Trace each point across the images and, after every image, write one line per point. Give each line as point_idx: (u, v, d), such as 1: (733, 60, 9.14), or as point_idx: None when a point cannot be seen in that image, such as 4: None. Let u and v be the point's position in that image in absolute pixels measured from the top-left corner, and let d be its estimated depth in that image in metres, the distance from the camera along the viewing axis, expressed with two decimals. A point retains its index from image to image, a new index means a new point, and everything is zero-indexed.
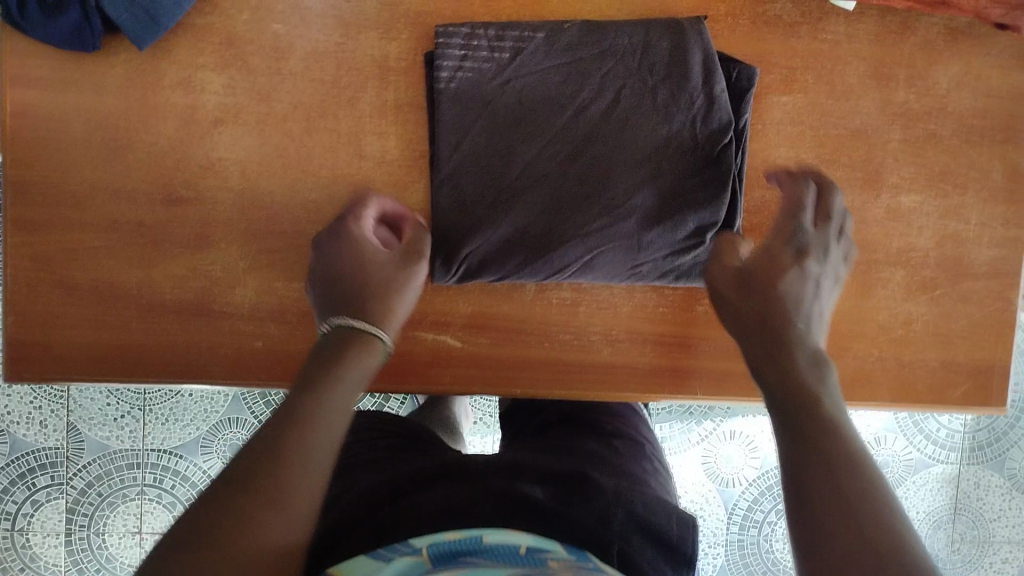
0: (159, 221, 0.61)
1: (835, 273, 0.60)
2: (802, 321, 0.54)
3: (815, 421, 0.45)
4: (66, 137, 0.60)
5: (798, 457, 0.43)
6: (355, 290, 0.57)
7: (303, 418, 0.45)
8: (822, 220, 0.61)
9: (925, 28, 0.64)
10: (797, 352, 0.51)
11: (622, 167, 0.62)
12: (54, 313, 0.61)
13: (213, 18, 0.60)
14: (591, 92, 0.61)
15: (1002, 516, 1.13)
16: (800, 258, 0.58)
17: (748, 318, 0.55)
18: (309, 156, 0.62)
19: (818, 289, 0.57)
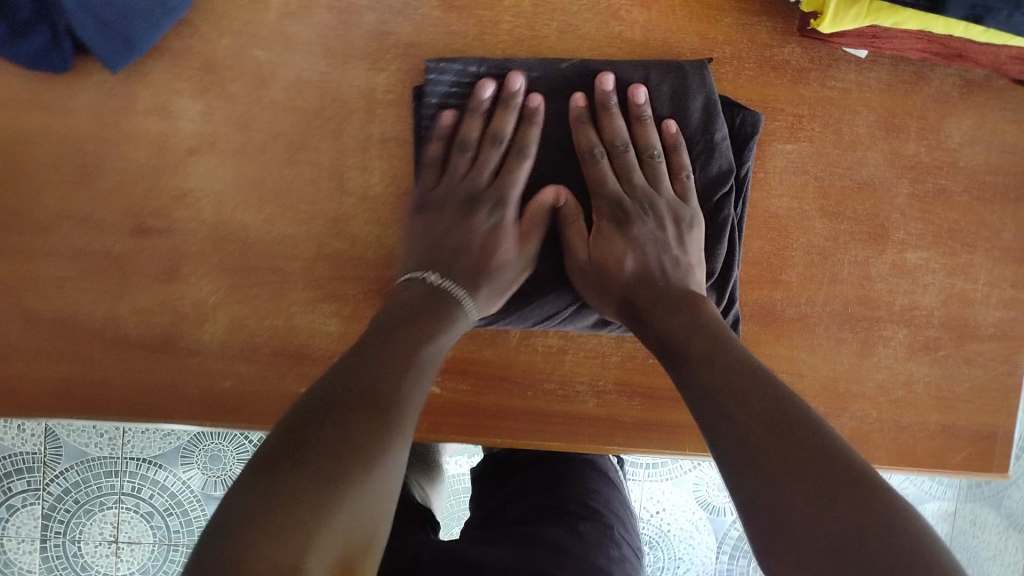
0: (127, 252, 0.58)
1: (677, 209, 0.59)
2: (672, 286, 0.56)
3: (720, 394, 0.44)
4: (33, 161, 0.57)
5: (736, 439, 0.42)
6: (467, 257, 0.57)
7: (402, 386, 0.45)
8: (629, 173, 0.59)
9: (941, 78, 0.61)
10: (685, 321, 0.52)
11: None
12: (15, 343, 0.58)
13: (193, 42, 0.57)
14: None
15: (999, 555, 1.00)
16: (643, 228, 0.58)
17: (630, 306, 0.55)
18: (288, 190, 0.59)
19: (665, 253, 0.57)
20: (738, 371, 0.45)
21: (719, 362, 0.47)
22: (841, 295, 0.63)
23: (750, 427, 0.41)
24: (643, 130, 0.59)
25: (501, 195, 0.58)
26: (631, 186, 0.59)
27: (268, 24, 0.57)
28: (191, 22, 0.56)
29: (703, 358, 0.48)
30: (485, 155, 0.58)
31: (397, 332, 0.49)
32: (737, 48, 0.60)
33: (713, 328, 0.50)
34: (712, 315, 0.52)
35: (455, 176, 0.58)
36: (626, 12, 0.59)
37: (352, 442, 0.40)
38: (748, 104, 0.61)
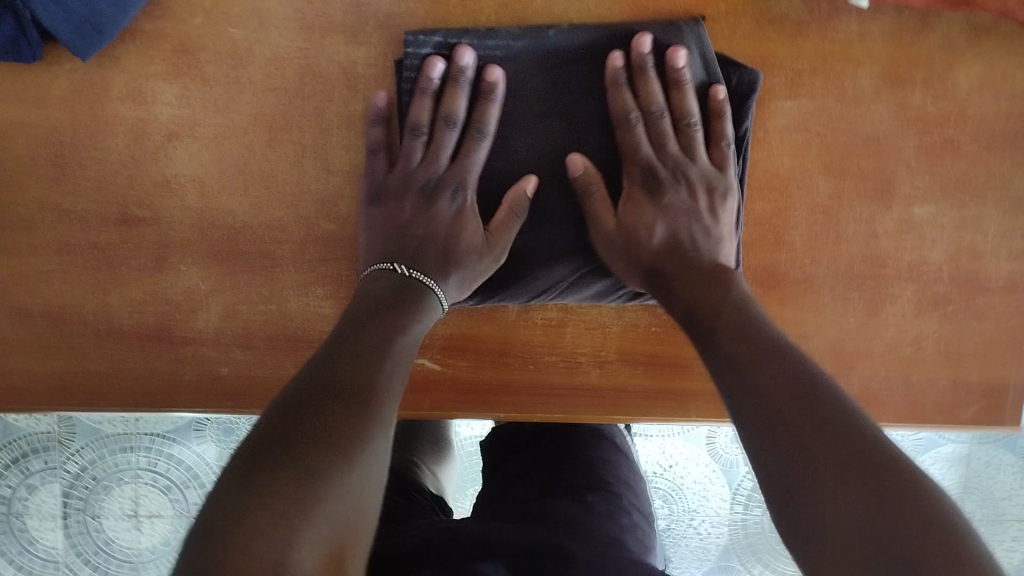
0: (114, 243, 0.57)
1: (712, 178, 0.56)
2: (700, 258, 0.54)
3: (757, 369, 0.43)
4: (10, 154, 0.56)
5: (764, 417, 0.40)
6: (436, 245, 0.55)
7: (376, 371, 0.45)
8: (664, 138, 0.57)
9: (947, 25, 0.58)
10: (713, 293, 0.50)
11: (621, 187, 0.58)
12: (13, 340, 0.58)
13: (164, 24, 0.55)
14: (578, 104, 0.57)
15: (1012, 494, 1.00)
16: (678, 196, 0.56)
17: (658, 276, 0.54)
18: (273, 172, 0.57)
19: (693, 224, 0.56)
20: (764, 347, 0.44)
21: (755, 338, 0.46)
22: (846, 254, 0.62)
23: (780, 406, 0.40)
24: (683, 97, 0.56)
25: (461, 180, 0.56)
26: (668, 152, 0.57)
27: (240, 1, 0.55)
28: (161, 1, 0.54)
29: (731, 333, 0.47)
30: (441, 137, 0.56)
31: (373, 322, 0.49)
32: (733, 1, 0.57)
33: (735, 304, 0.49)
34: (739, 288, 0.51)
35: (410, 164, 0.56)
36: None
37: (328, 446, 0.38)
38: (745, 61, 0.58)
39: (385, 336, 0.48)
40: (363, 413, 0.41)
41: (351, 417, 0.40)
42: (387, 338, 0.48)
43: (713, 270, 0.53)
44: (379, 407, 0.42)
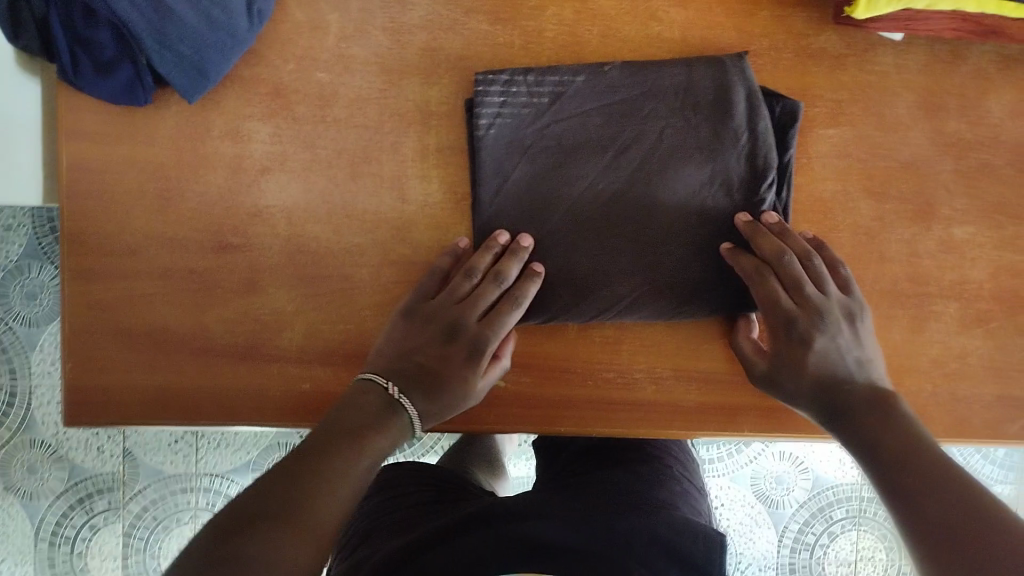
0: (209, 268, 0.62)
1: (848, 305, 0.61)
2: (857, 388, 0.58)
3: (909, 472, 0.49)
4: (120, 188, 0.62)
5: (915, 502, 0.47)
6: (430, 376, 0.59)
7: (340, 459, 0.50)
8: (800, 285, 0.60)
9: (978, 55, 0.63)
10: (895, 418, 0.54)
11: (667, 201, 0.61)
12: (110, 359, 0.63)
13: (260, 69, 0.61)
14: (633, 134, 0.61)
15: None
16: (822, 338, 0.60)
17: (824, 406, 0.58)
18: (354, 201, 0.62)
19: (850, 352, 0.60)
20: (908, 449, 0.51)
21: (930, 456, 0.50)
22: (891, 274, 0.64)
23: (916, 484, 0.48)
24: (802, 251, 0.61)
25: (483, 336, 0.60)
26: (812, 300, 0.60)
27: (328, 49, 0.61)
28: (257, 50, 0.61)
29: (911, 452, 0.50)
30: (484, 288, 0.60)
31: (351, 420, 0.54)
32: (775, 39, 0.62)
33: (903, 426, 0.53)
34: (905, 410, 0.55)
35: (448, 297, 0.61)
36: (664, 12, 0.62)
37: (274, 550, 0.41)
38: (788, 93, 0.63)
39: (349, 437, 0.52)
40: (309, 507, 0.45)
41: (296, 506, 0.44)
42: (351, 441, 0.51)
43: (873, 396, 0.57)
44: (319, 502, 0.46)
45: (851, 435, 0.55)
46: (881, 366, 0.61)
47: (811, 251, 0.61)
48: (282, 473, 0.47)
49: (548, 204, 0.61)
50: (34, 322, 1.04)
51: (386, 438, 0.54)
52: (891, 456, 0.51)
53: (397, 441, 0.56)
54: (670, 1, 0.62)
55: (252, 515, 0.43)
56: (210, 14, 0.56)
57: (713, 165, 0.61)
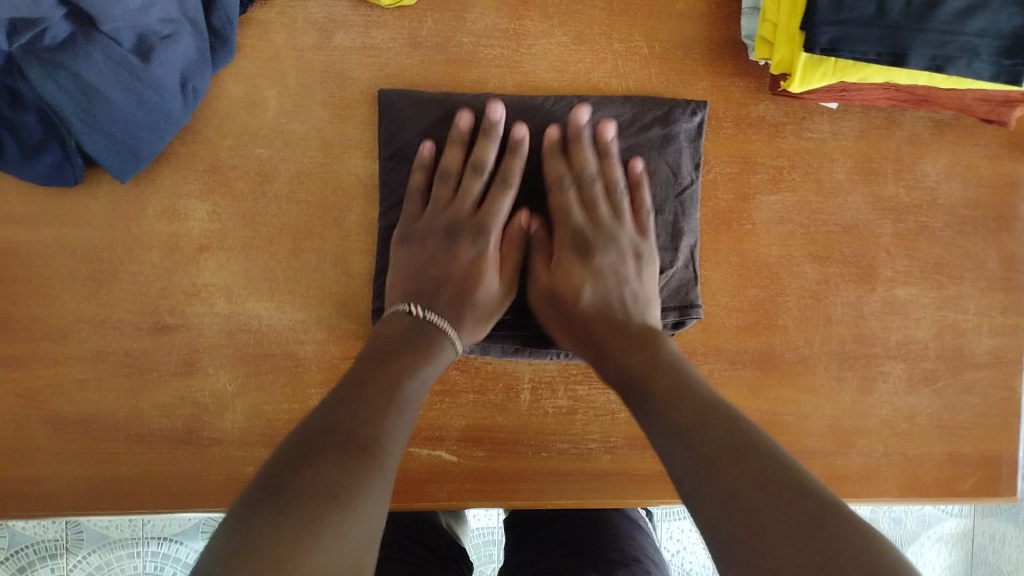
0: (146, 349, 0.60)
1: (638, 244, 0.58)
2: (630, 319, 0.54)
3: (689, 422, 0.44)
4: (49, 272, 0.59)
5: (685, 463, 0.43)
6: (449, 287, 0.56)
7: (373, 426, 0.44)
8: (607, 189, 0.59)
9: (911, 121, 0.64)
10: (682, 373, 0.49)
11: (543, 127, 0.61)
12: (41, 449, 0.60)
13: (197, 146, 0.60)
14: None
15: None
16: (598, 260, 0.57)
17: (588, 337, 0.54)
18: (297, 277, 0.61)
19: (623, 267, 0.57)
20: (711, 447, 0.42)
21: (704, 405, 0.45)
22: (837, 335, 0.65)
23: (722, 484, 0.40)
24: (604, 167, 0.59)
25: (478, 221, 0.58)
26: (596, 216, 0.58)
27: (268, 125, 0.60)
28: (193, 127, 0.60)
29: (669, 400, 0.46)
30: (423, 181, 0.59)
31: (374, 378, 0.48)
32: (713, 109, 0.63)
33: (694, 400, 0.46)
34: (672, 349, 0.51)
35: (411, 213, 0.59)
36: (605, 83, 0.63)
37: (315, 524, 0.37)
38: (730, 161, 0.63)
39: (377, 411, 0.45)
40: (347, 498, 0.39)
41: (336, 495, 0.39)
42: (382, 403, 0.46)
43: (635, 347, 0.52)
44: (363, 475, 0.40)
45: (652, 430, 0.46)
46: (655, 310, 0.57)
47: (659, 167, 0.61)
48: (310, 455, 0.41)
49: None
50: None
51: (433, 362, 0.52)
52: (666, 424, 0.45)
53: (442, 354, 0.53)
54: (609, 72, 0.62)
55: (271, 495, 0.38)
56: (141, 94, 0.54)
57: None
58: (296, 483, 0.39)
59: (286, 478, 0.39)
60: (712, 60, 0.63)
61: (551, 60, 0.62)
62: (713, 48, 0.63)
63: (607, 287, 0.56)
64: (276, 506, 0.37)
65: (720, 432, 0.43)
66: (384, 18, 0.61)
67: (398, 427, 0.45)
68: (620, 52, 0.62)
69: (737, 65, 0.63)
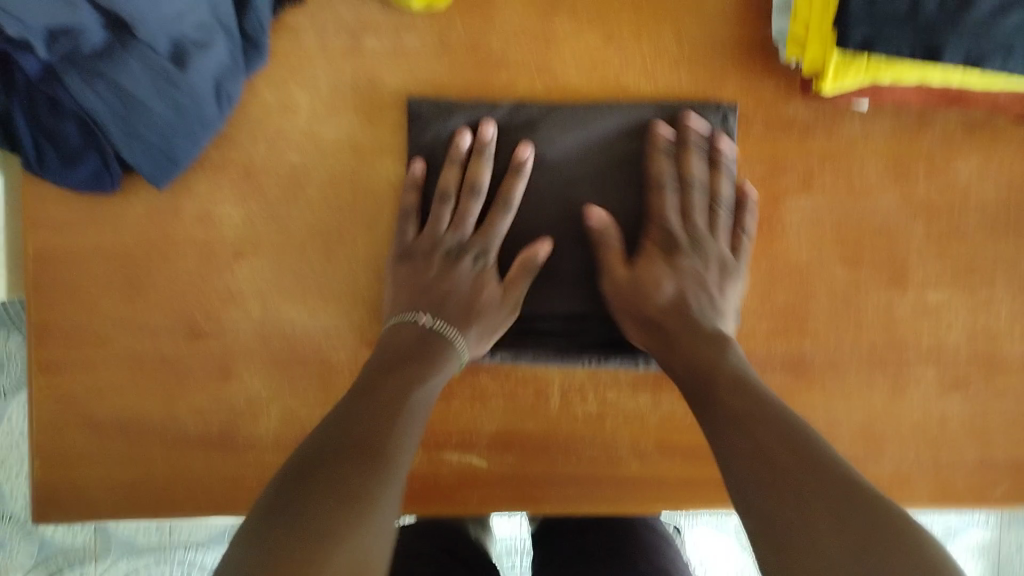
0: (181, 354, 0.61)
1: (725, 258, 0.62)
2: (701, 320, 0.58)
3: (759, 437, 0.47)
4: (87, 278, 0.60)
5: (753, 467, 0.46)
6: (454, 303, 0.61)
7: (380, 437, 0.48)
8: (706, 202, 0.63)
9: (943, 122, 0.64)
10: (745, 382, 0.52)
11: (574, 134, 0.62)
12: (78, 453, 0.61)
13: (231, 152, 0.61)
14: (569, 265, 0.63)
15: None
16: (681, 265, 0.62)
17: (658, 330, 0.59)
18: (329, 282, 0.62)
19: (705, 271, 0.61)
20: (777, 460, 0.45)
21: (770, 416, 0.48)
22: (868, 338, 0.65)
23: (793, 500, 0.43)
24: (712, 175, 0.62)
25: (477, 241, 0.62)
26: (691, 224, 0.63)
27: (301, 131, 0.61)
28: (227, 134, 0.61)
29: (746, 410, 0.49)
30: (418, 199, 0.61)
31: (383, 388, 0.53)
32: (743, 111, 0.63)
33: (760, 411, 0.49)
34: (738, 356, 0.55)
35: (406, 232, 0.61)
36: (634, 87, 0.63)
37: (324, 534, 0.42)
38: (760, 163, 0.64)
39: (384, 425, 0.49)
40: (353, 508, 0.43)
41: (344, 507, 0.43)
42: (391, 416, 0.50)
43: (710, 344, 0.56)
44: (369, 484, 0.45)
45: (717, 429, 0.50)
46: (729, 325, 0.60)
47: (751, 190, 0.62)
48: (321, 469, 0.45)
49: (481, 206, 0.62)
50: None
51: (433, 373, 0.56)
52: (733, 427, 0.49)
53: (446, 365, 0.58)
54: (638, 75, 0.63)
55: (280, 512, 0.43)
56: (177, 101, 0.55)
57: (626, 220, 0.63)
58: (307, 497, 0.43)
59: (296, 491, 0.44)
60: (742, 61, 0.63)
61: (580, 64, 0.62)
62: (742, 51, 0.63)
63: (685, 284, 0.61)
64: (284, 524, 0.42)
65: (796, 448, 0.46)
66: (415, 23, 0.61)
67: (403, 435, 0.50)
68: (649, 55, 0.62)
69: (767, 66, 0.63)
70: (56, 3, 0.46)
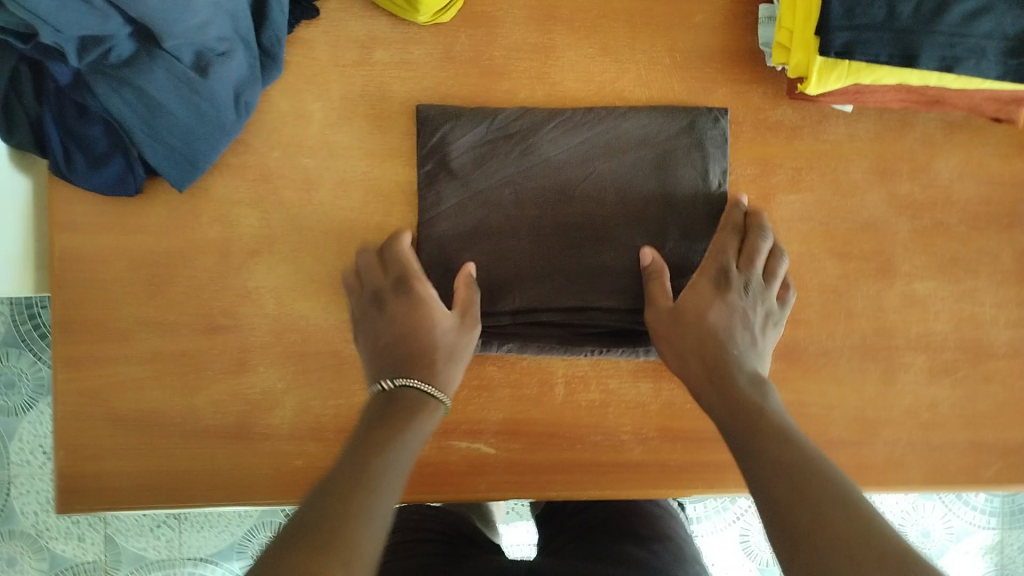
0: (200, 349, 0.64)
1: (770, 311, 0.62)
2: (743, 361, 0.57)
3: (815, 480, 0.45)
4: (112, 278, 0.63)
5: (798, 514, 0.43)
6: (405, 345, 0.59)
7: (349, 497, 0.44)
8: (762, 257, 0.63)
9: (924, 123, 0.67)
10: (796, 436, 0.49)
11: (577, 137, 0.65)
12: (102, 445, 0.63)
13: (248, 157, 0.64)
14: (574, 264, 0.65)
15: None
16: (728, 301, 0.60)
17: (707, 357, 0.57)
18: (342, 279, 0.65)
19: (756, 312, 0.61)
20: (826, 506, 0.43)
21: (823, 468, 0.45)
22: (858, 328, 0.67)
23: (834, 547, 0.40)
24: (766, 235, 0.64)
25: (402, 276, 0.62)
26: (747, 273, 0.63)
27: (314, 136, 0.64)
28: (245, 139, 0.64)
29: (800, 451, 0.47)
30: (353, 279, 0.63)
31: (354, 452, 0.49)
32: (733, 114, 0.67)
33: (814, 457, 0.46)
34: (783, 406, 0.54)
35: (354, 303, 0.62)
36: (629, 92, 0.66)
37: None
38: (752, 163, 0.67)
39: (353, 487, 0.45)
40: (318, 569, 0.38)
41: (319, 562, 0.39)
42: (362, 479, 0.46)
43: (759, 386, 0.54)
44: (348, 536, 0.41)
45: (762, 470, 0.48)
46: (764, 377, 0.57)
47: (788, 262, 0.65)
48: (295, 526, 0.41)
49: (488, 207, 0.64)
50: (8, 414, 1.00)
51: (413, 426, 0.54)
52: (791, 468, 0.46)
53: (422, 416, 0.55)
54: (634, 81, 0.66)
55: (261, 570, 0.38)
56: (199, 105, 0.58)
57: (629, 219, 0.65)
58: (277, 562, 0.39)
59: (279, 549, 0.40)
60: (730, 68, 0.66)
61: (577, 71, 0.66)
62: (731, 58, 0.66)
63: (731, 321, 0.60)
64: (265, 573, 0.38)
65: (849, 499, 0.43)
66: (421, 34, 0.65)
67: (376, 494, 0.46)
68: (642, 63, 0.66)
69: (755, 72, 0.66)
70: (87, 13, 0.49)
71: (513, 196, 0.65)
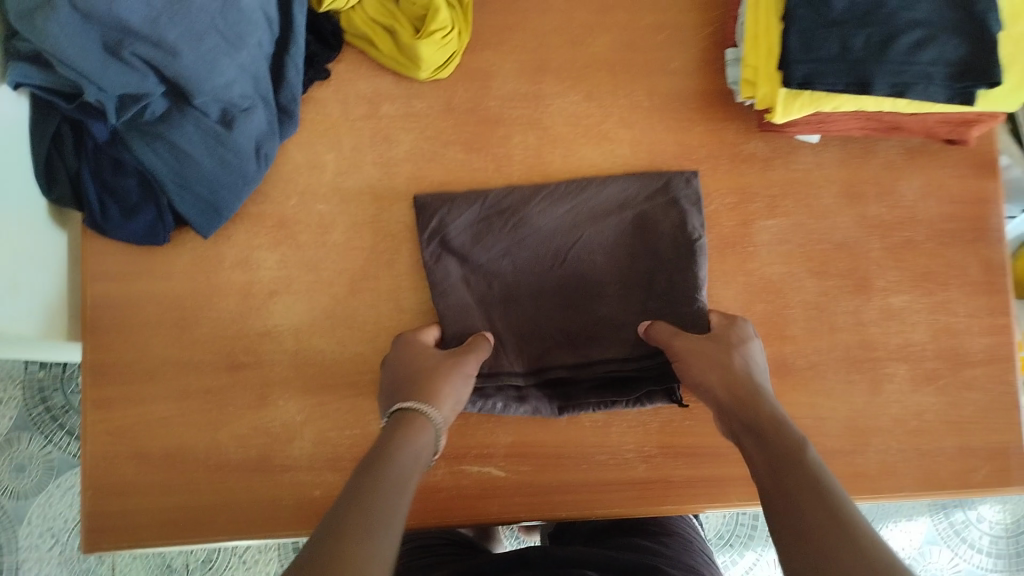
0: (223, 386, 0.67)
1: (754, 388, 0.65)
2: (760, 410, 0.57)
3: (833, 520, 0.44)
4: (140, 323, 0.68)
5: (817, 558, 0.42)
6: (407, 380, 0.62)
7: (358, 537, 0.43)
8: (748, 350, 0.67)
9: (885, 150, 0.73)
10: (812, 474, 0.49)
11: (563, 208, 0.70)
12: (130, 482, 0.67)
13: (266, 206, 0.69)
14: (577, 322, 0.70)
15: None
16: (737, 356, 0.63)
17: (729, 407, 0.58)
18: (355, 315, 0.69)
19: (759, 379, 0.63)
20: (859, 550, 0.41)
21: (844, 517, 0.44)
22: (841, 341, 0.72)
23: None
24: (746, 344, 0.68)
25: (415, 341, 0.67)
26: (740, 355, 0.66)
27: (326, 184, 0.70)
28: (264, 191, 0.70)
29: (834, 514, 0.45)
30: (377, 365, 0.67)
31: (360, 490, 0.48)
32: (710, 149, 0.73)
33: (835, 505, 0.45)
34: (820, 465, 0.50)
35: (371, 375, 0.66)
36: (614, 133, 0.72)
37: None
38: (729, 193, 0.72)
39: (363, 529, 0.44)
40: None
41: None
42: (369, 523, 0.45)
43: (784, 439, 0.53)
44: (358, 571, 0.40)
45: (776, 511, 0.47)
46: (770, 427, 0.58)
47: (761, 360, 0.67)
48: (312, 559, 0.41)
49: (491, 279, 0.70)
50: (17, 496, 1.02)
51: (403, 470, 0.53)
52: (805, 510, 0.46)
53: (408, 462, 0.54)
54: (618, 123, 0.72)
55: None
56: (224, 157, 0.63)
57: (621, 279, 0.70)
58: None
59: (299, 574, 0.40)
60: (704, 107, 0.73)
61: (565, 116, 0.72)
62: (705, 99, 0.73)
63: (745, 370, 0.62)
64: None
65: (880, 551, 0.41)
66: (422, 89, 0.71)
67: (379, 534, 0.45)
68: (624, 106, 0.72)
69: (728, 110, 0.73)
70: (128, 72, 0.55)
71: (512, 266, 0.70)
